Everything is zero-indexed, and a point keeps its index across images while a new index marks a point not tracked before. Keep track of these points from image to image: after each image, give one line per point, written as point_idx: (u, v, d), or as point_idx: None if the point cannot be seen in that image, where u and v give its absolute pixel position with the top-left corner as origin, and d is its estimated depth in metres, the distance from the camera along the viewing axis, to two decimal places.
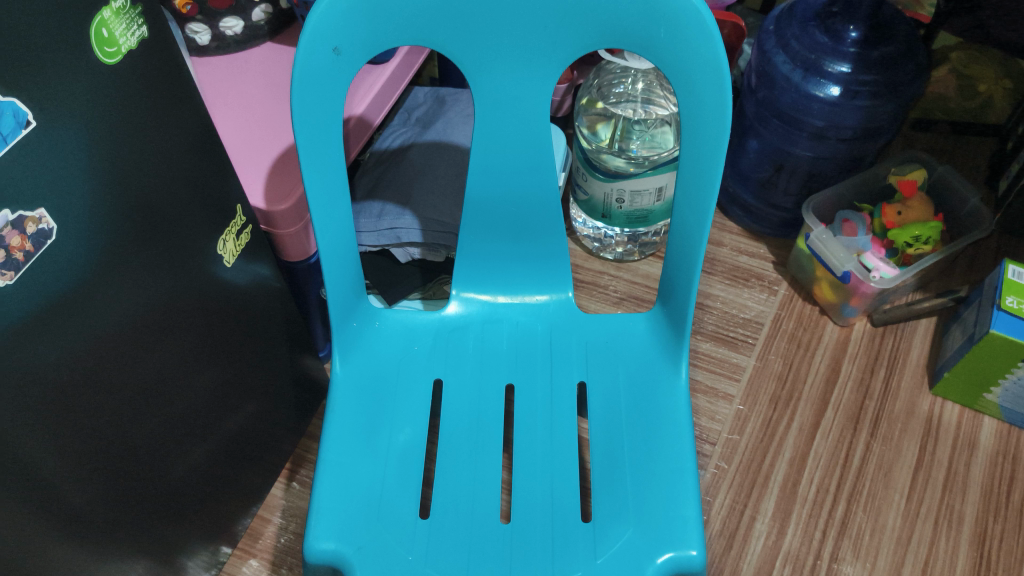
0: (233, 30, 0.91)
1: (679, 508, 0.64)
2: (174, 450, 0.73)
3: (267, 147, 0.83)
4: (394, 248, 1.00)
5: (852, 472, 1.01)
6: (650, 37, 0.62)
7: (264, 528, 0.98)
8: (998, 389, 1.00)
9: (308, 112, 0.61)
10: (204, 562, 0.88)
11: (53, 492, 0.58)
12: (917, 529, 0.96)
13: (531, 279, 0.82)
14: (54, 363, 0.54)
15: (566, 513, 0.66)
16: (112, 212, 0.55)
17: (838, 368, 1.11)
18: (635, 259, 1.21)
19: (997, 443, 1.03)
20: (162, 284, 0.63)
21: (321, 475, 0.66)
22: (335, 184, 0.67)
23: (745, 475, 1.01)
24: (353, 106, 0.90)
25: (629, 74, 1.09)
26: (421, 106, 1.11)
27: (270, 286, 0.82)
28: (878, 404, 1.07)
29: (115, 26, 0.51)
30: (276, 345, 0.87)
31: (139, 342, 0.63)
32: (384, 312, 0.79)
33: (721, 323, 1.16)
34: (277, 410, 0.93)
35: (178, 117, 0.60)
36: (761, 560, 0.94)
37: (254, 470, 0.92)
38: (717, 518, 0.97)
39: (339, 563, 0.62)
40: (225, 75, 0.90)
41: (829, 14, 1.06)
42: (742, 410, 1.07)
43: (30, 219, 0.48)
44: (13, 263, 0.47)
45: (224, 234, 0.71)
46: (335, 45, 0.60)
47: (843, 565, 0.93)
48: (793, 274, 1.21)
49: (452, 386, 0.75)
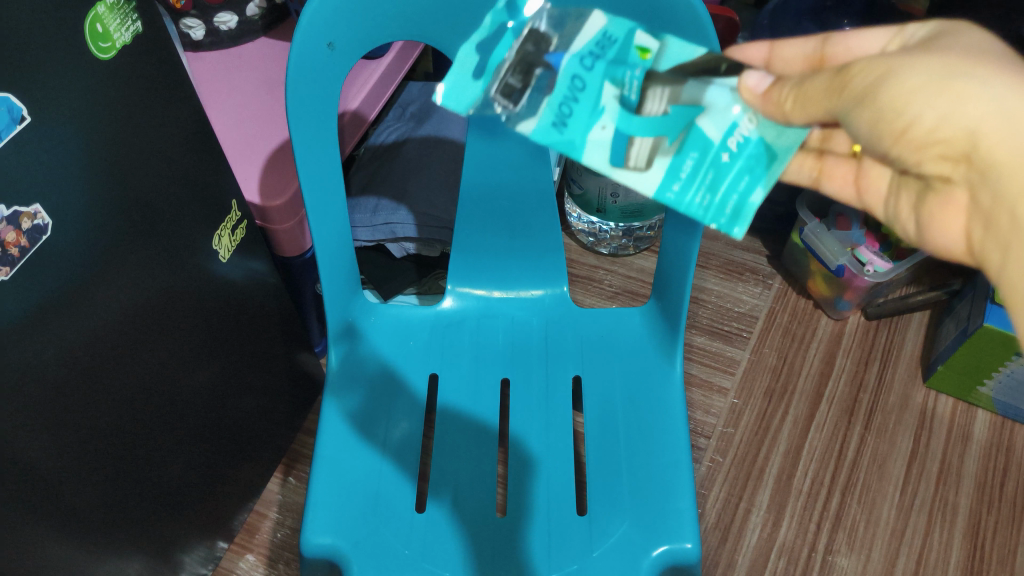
0: (227, 25, 0.90)
1: (675, 502, 0.65)
2: (173, 444, 0.74)
3: (262, 143, 0.83)
4: (388, 243, 1.01)
5: (846, 464, 1.02)
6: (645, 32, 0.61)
7: (261, 523, 0.98)
8: (992, 381, 1.00)
9: (303, 109, 0.61)
10: (201, 557, 0.88)
11: (53, 492, 0.59)
12: (912, 521, 0.97)
13: (527, 274, 0.83)
14: (50, 360, 0.54)
15: (562, 508, 0.66)
16: (109, 208, 0.55)
17: (833, 361, 1.11)
18: (630, 253, 1.21)
19: (991, 435, 1.04)
20: (159, 279, 0.63)
21: (318, 469, 0.66)
22: (331, 180, 0.67)
23: (740, 467, 1.01)
24: (348, 101, 0.90)
25: None
26: (416, 101, 1.10)
27: (267, 281, 0.82)
28: (872, 397, 1.08)
29: (110, 22, 0.50)
30: (273, 340, 0.87)
31: (136, 337, 0.63)
32: (379, 307, 0.80)
33: (716, 317, 1.16)
34: (274, 404, 0.93)
35: (173, 113, 0.60)
36: (756, 553, 0.94)
37: (251, 465, 0.93)
38: (713, 510, 0.98)
39: (337, 557, 0.62)
40: (219, 70, 0.90)
41: (823, 7, 1.07)
42: (736, 404, 1.07)
43: (26, 214, 0.47)
44: (8, 259, 0.46)
45: (220, 229, 0.71)
46: (330, 41, 0.60)
47: (838, 557, 0.94)
48: (787, 268, 1.21)
49: (449, 380, 0.76)
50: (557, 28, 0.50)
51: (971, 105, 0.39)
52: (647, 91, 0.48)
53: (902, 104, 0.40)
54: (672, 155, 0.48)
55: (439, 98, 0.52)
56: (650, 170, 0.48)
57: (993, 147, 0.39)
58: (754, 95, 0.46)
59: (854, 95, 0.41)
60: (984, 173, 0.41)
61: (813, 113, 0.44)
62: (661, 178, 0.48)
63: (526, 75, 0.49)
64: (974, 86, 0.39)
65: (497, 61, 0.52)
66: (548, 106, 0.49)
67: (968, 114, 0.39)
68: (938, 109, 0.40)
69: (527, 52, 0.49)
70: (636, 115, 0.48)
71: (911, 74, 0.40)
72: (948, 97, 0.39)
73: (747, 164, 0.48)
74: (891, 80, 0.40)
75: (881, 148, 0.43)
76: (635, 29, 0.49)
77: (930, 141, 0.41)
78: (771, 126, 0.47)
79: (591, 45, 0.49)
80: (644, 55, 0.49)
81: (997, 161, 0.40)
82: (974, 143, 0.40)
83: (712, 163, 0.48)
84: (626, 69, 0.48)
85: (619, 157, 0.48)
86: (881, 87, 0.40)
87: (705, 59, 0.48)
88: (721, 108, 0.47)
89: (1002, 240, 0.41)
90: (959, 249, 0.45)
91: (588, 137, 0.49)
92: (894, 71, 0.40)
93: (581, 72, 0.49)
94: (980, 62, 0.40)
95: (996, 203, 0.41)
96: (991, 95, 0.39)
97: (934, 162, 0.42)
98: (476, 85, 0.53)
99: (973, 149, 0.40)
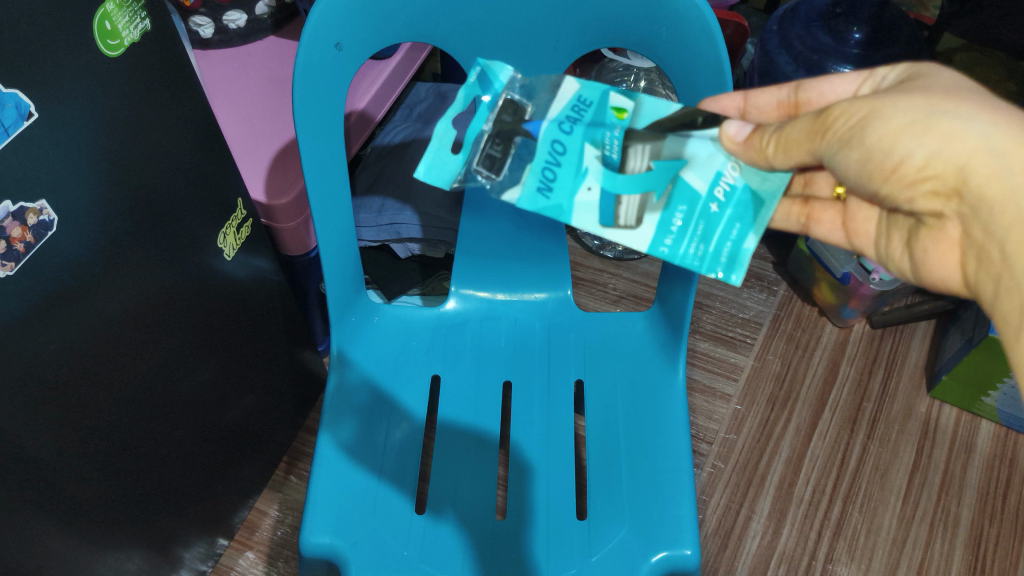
0: (236, 23, 0.90)
1: (675, 507, 0.65)
2: (173, 442, 0.74)
3: (269, 142, 0.83)
4: (392, 243, 1.01)
5: (848, 472, 1.01)
6: (653, 36, 0.61)
7: (261, 520, 0.98)
8: (996, 393, 1.00)
9: (310, 109, 0.61)
10: (201, 554, 0.89)
11: (53, 490, 0.59)
12: (913, 531, 0.96)
13: (529, 276, 0.83)
14: (52, 355, 0.54)
15: (562, 512, 0.66)
16: (114, 207, 0.55)
17: (837, 369, 1.11)
18: (634, 257, 1.21)
19: (994, 446, 1.03)
20: (162, 279, 0.63)
21: (318, 468, 0.66)
22: (337, 180, 0.67)
23: (741, 474, 1.01)
24: (354, 101, 0.90)
25: (632, 73, 1.11)
26: (423, 102, 1.10)
27: (271, 280, 0.82)
28: (875, 406, 1.07)
29: (118, 19, 0.51)
30: (276, 340, 0.87)
31: (139, 335, 0.63)
32: (382, 307, 0.80)
33: (719, 323, 1.16)
34: (276, 403, 0.93)
35: (181, 110, 0.60)
36: (756, 560, 0.94)
37: (253, 463, 0.93)
38: (713, 516, 0.97)
39: (335, 557, 0.62)
40: (228, 68, 0.90)
41: (833, 15, 1.07)
42: (739, 410, 1.07)
43: (32, 210, 0.47)
44: (13, 254, 0.47)
45: (225, 228, 0.71)
46: (338, 41, 0.60)
47: (838, 566, 0.94)
48: (792, 275, 1.21)
49: (450, 381, 0.76)
50: (529, 97, 0.55)
51: (956, 141, 0.41)
52: (628, 150, 0.52)
53: (888, 144, 0.42)
54: (661, 211, 0.52)
55: (420, 174, 0.55)
56: (641, 227, 0.52)
57: (982, 182, 0.41)
58: (736, 143, 0.49)
59: (838, 137, 0.44)
60: (974, 207, 0.42)
61: (796, 156, 0.46)
62: (653, 233, 0.52)
63: (506, 145, 0.54)
64: (959, 123, 0.41)
65: (473, 133, 0.55)
66: (530, 173, 0.53)
67: (954, 151, 0.41)
68: (924, 146, 0.42)
69: (504, 123, 0.54)
70: (619, 173, 0.52)
71: (896, 114, 0.42)
72: (933, 134, 0.41)
73: (735, 211, 0.52)
74: (874, 121, 0.42)
75: (864, 187, 0.45)
76: (608, 90, 0.52)
77: (916, 180, 0.43)
78: (754, 174, 0.51)
79: (567, 109, 0.53)
80: (621, 115, 0.52)
81: (987, 195, 0.41)
82: (962, 178, 0.42)
83: (702, 214, 0.52)
84: (604, 130, 0.52)
85: (609, 216, 0.52)
86: (866, 127, 0.43)
87: (681, 114, 0.51)
88: (704, 160, 0.51)
89: (996, 273, 0.43)
90: (956, 280, 0.47)
91: (576, 199, 0.52)
92: (877, 112, 0.43)
93: (560, 137, 0.52)
94: (959, 101, 0.42)
95: (987, 236, 0.43)
96: (976, 131, 0.41)
97: (922, 200, 0.44)
98: (453, 158, 0.56)
99: (962, 185, 0.42)
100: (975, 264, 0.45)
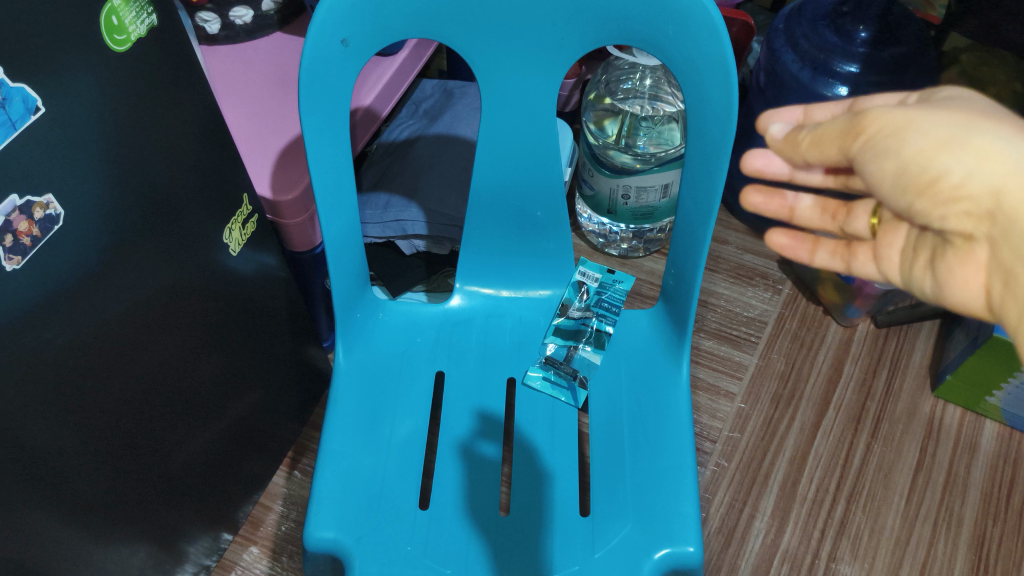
0: (243, 19, 0.91)
1: (676, 505, 0.64)
2: (177, 437, 0.74)
3: (274, 138, 0.84)
4: (398, 239, 1.01)
5: (852, 472, 1.01)
6: (659, 34, 0.60)
7: (265, 516, 0.99)
8: (1000, 393, 0.99)
9: (315, 105, 0.61)
10: (205, 549, 0.89)
11: (54, 488, 0.59)
12: (916, 530, 0.96)
13: (534, 273, 0.83)
14: (55, 353, 0.54)
15: (565, 508, 0.67)
16: (121, 202, 0.55)
17: (841, 368, 1.11)
18: (639, 256, 1.21)
19: (998, 447, 1.03)
20: (167, 275, 0.64)
21: (321, 463, 0.66)
22: (342, 176, 0.67)
23: (744, 473, 1.01)
24: (360, 98, 0.90)
25: (637, 70, 1.10)
26: (429, 99, 1.11)
27: (276, 275, 0.82)
28: (880, 405, 1.07)
29: (125, 14, 0.51)
30: (281, 334, 0.87)
31: (142, 329, 0.63)
32: (387, 303, 0.80)
33: (724, 321, 1.16)
34: (280, 398, 0.93)
35: (188, 107, 0.60)
36: (759, 558, 0.94)
37: (258, 457, 0.94)
38: (716, 515, 0.97)
39: (339, 553, 0.62)
40: (234, 64, 0.91)
41: (839, 14, 1.06)
42: (743, 409, 1.07)
43: (38, 204, 0.47)
44: (20, 248, 0.47)
45: (230, 223, 0.71)
46: (343, 38, 0.60)
47: (841, 564, 0.94)
48: (797, 273, 1.21)
49: (453, 378, 0.76)
50: None
51: (993, 162, 0.36)
52: None
53: (923, 156, 0.38)
54: None
55: None
56: None
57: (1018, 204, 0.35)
58: (776, 139, 0.48)
59: (871, 145, 0.41)
60: (1006, 230, 0.35)
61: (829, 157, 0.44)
62: None
63: None
64: (997, 145, 0.37)
65: None
66: None
67: (991, 170, 0.36)
68: (961, 163, 0.37)
69: None
70: None
71: (933, 126, 0.39)
72: (974, 152, 0.37)
73: None
74: (910, 132, 0.39)
75: (897, 207, 0.40)
76: None
77: (949, 199, 0.37)
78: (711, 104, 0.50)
79: None
80: None
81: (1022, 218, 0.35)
82: (995, 202, 0.36)
83: None
84: None
85: None
86: (901, 138, 0.39)
87: None
88: None
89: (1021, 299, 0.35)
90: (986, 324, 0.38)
91: None
92: (915, 124, 0.39)
93: None
94: (1000, 124, 0.38)
95: (1015, 260, 0.35)
96: (1014, 154, 0.36)
97: (953, 219, 0.37)
98: None
99: (995, 207, 0.36)
100: (1005, 297, 0.36)
